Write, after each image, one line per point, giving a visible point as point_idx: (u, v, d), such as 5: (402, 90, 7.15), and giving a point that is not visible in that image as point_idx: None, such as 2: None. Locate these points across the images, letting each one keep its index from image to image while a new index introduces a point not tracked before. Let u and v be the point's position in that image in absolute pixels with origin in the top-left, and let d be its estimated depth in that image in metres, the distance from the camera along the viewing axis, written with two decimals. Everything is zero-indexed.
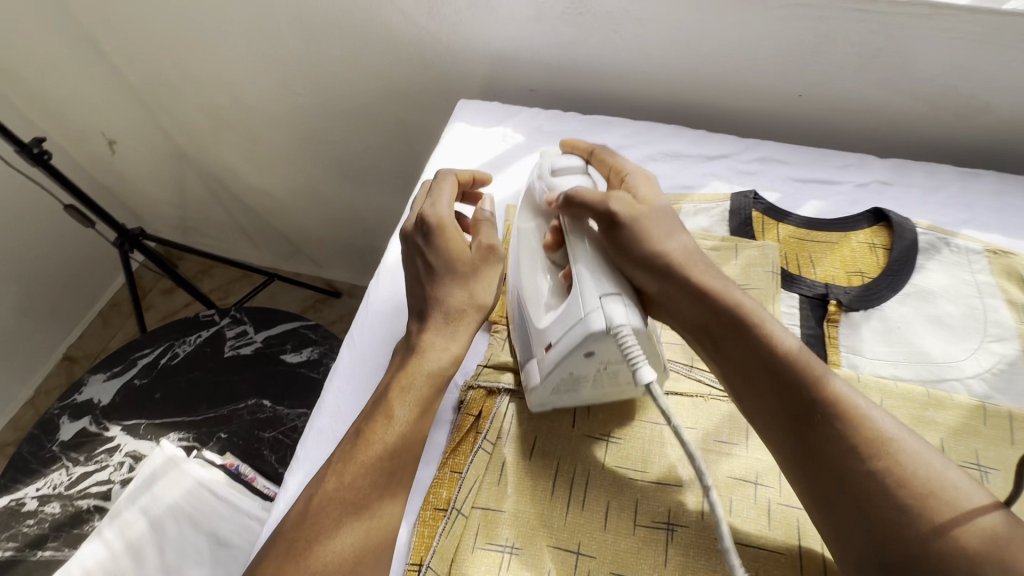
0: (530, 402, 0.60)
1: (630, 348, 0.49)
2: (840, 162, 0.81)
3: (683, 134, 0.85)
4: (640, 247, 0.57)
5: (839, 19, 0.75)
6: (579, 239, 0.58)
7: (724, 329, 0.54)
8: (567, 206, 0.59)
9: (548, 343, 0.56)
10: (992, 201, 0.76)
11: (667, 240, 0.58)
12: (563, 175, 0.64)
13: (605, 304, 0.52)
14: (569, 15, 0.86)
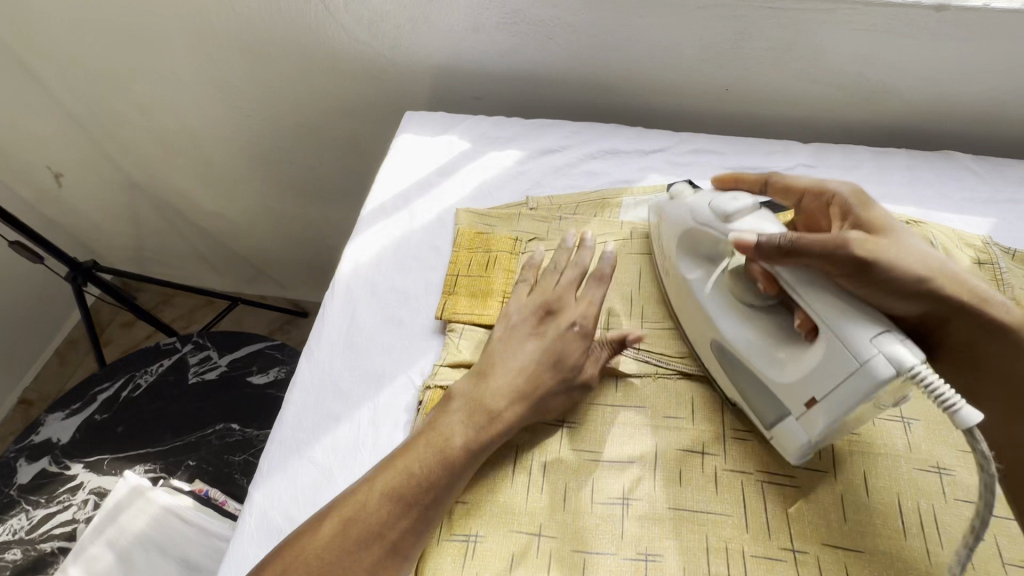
0: (791, 459, 0.56)
1: (941, 390, 0.45)
2: (766, 150, 0.86)
3: (620, 132, 0.89)
4: (906, 281, 0.53)
5: (752, 17, 0.81)
6: (815, 290, 0.52)
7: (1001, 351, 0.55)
8: (782, 255, 0.53)
9: (815, 397, 0.51)
10: (903, 177, 0.82)
11: (924, 263, 0.54)
12: (737, 220, 0.58)
13: (884, 342, 0.47)
14: (505, 25, 0.90)
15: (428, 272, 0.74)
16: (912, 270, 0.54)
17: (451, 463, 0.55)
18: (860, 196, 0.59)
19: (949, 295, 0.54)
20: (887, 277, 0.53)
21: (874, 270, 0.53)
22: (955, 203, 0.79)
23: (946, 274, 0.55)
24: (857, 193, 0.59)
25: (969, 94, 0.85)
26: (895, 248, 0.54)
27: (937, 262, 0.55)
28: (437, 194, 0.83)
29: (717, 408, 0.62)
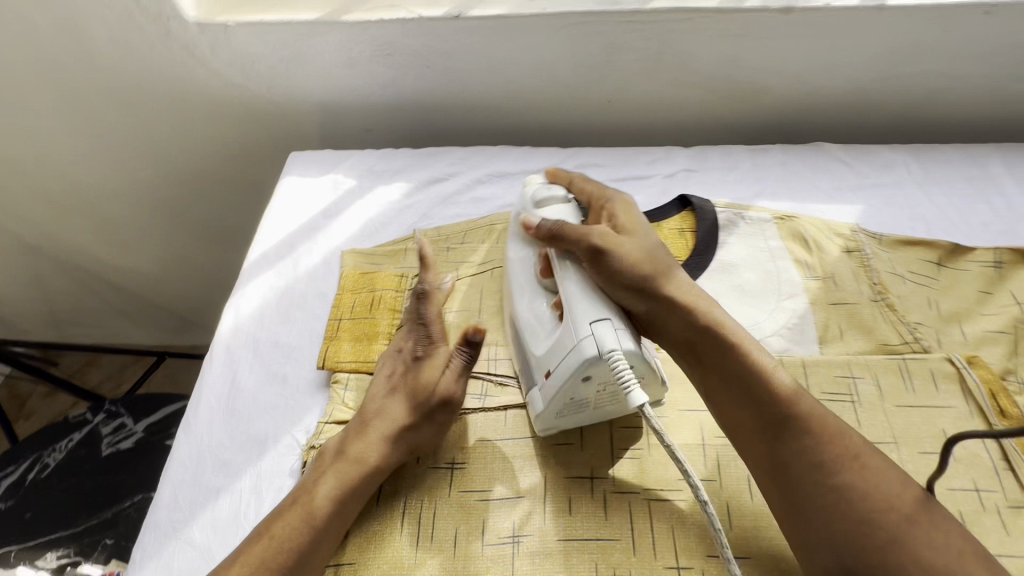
0: (538, 429, 0.60)
1: (622, 373, 0.50)
2: (649, 158, 0.88)
3: (507, 153, 0.89)
4: (623, 273, 0.57)
5: (616, 31, 0.82)
6: (564, 264, 0.58)
7: (712, 354, 0.56)
8: (550, 237, 0.60)
9: (547, 369, 0.56)
10: (777, 172, 0.85)
11: (644, 261, 0.59)
12: (545, 207, 0.64)
13: (596, 327, 0.52)
14: (379, 58, 0.89)
15: (314, 321, 0.72)
16: (634, 257, 0.59)
17: (314, 526, 0.53)
18: (626, 203, 0.65)
19: (664, 298, 0.58)
20: (614, 261, 0.57)
21: (603, 254, 0.57)
22: (826, 193, 0.82)
23: (666, 275, 0.59)
24: (626, 200, 0.65)
25: (831, 87, 0.88)
26: (626, 241, 0.60)
27: (660, 267, 0.60)
28: (321, 237, 0.81)
29: (605, 429, 0.62)
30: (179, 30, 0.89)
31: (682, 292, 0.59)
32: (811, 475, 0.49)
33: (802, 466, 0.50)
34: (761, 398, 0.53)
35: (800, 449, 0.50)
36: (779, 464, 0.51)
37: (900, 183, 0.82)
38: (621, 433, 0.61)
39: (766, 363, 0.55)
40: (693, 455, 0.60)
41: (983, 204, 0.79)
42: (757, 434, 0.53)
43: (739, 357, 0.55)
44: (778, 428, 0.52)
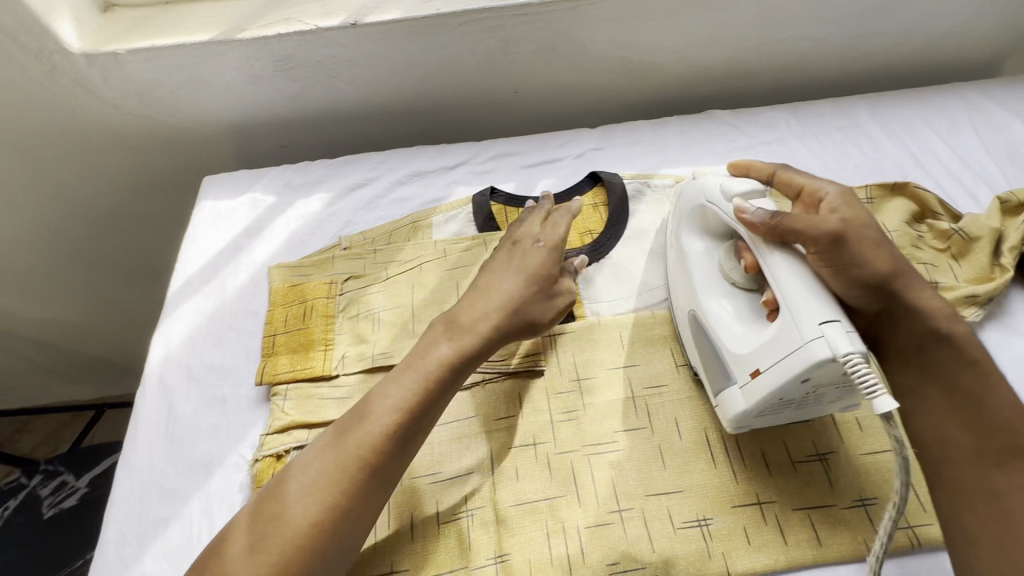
0: (724, 425, 0.60)
1: (862, 374, 0.47)
2: (559, 141, 0.92)
3: (423, 153, 0.92)
4: (859, 272, 0.53)
5: (510, 25, 0.86)
6: (781, 256, 0.54)
7: (940, 361, 0.54)
8: (772, 232, 0.55)
9: (758, 369, 0.55)
10: (676, 141, 0.92)
11: (890, 262, 0.55)
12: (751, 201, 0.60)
13: (825, 329, 0.49)
14: (281, 72, 0.89)
15: (247, 339, 0.72)
16: (867, 269, 0.54)
17: (382, 452, 0.53)
18: (848, 196, 0.58)
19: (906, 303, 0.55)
20: (851, 260, 0.53)
21: (846, 251, 0.53)
22: (721, 155, 0.89)
23: (906, 272, 0.55)
24: (852, 191, 0.59)
25: (714, 59, 0.96)
26: (871, 238, 0.55)
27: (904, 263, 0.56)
28: (246, 256, 0.81)
29: (543, 397, 0.65)
30: (64, 64, 0.85)
31: (918, 302, 0.55)
32: (1017, 512, 0.49)
33: (1019, 502, 0.49)
34: (982, 423, 0.52)
35: (1019, 483, 0.49)
36: (989, 494, 0.50)
37: (783, 138, 0.91)
38: (557, 398, 0.65)
39: (978, 389, 0.53)
40: (624, 408, 0.64)
41: (855, 149, 0.89)
42: (973, 461, 0.51)
43: (977, 381, 0.53)
44: (1005, 455, 0.51)
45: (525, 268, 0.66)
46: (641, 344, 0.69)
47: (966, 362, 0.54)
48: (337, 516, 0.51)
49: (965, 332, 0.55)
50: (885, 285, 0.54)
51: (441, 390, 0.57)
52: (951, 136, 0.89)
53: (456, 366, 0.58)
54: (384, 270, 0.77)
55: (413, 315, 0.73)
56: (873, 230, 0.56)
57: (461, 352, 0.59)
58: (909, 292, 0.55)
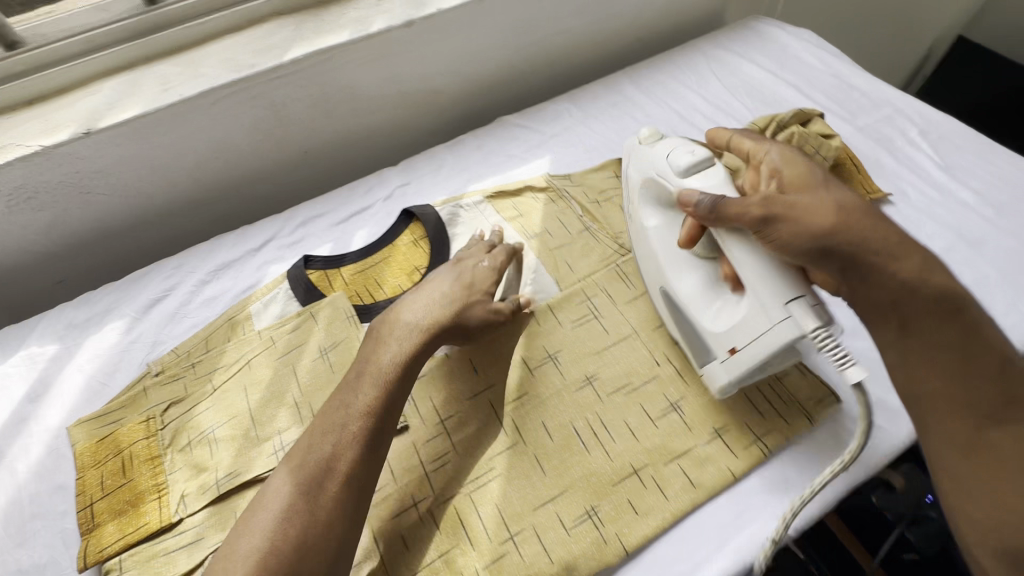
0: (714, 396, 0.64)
1: (831, 347, 0.51)
2: (363, 189, 0.90)
3: (223, 242, 0.85)
4: (796, 241, 0.52)
5: (269, 89, 0.82)
6: (735, 241, 0.57)
7: (918, 313, 0.49)
8: (712, 215, 0.57)
9: (735, 346, 0.59)
10: (476, 155, 0.94)
11: (835, 210, 0.52)
12: (692, 172, 0.63)
13: (792, 308, 0.53)
14: (18, 205, 0.77)
15: (61, 520, 0.61)
16: (811, 223, 0.52)
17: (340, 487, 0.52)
18: (789, 156, 0.59)
19: (862, 250, 0.50)
20: (788, 225, 0.52)
21: (778, 226, 0.53)
22: (520, 157, 0.93)
23: (851, 209, 0.53)
24: (788, 155, 0.59)
25: (488, 70, 1.00)
26: (812, 198, 0.53)
27: (853, 203, 0.53)
28: (35, 424, 0.68)
29: (410, 452, 0.62)
30: None
31: (872, 247, 0.51)
32: (982, 420, 0.46)
33: (990, 408, 0.46)
34: (966, 376, 0.47)
35: (1015, 437, 0.45)
36: (982, 445, 0.46)
37: (568, 126, 0.97)
38: (427, 448, 0.63)
39: (938, 323, 0.49)
40: (493, 431, 0.64)
41: (630, 118, 0.98)
42: (966, 415, 0.47)
43: (954, 337, 0.48)
44: (996, 412, 0.46)
45: (460, 284, 0.67)
46: (491, 361, 0.68)
47: (923, 307, 0.49)
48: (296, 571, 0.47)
49: (918, 267, 0.50)
50: (844, 241, 0.51)
51: (381, 404, 0.56)
52: (701, 86, 1.02)
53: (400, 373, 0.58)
54: (209, 382, 0.70)
55: (253, 419, 0.66)
56: (824, 184, 0.55)
57: (393, 367, 0.58)
58: (896, 252, 0.50)
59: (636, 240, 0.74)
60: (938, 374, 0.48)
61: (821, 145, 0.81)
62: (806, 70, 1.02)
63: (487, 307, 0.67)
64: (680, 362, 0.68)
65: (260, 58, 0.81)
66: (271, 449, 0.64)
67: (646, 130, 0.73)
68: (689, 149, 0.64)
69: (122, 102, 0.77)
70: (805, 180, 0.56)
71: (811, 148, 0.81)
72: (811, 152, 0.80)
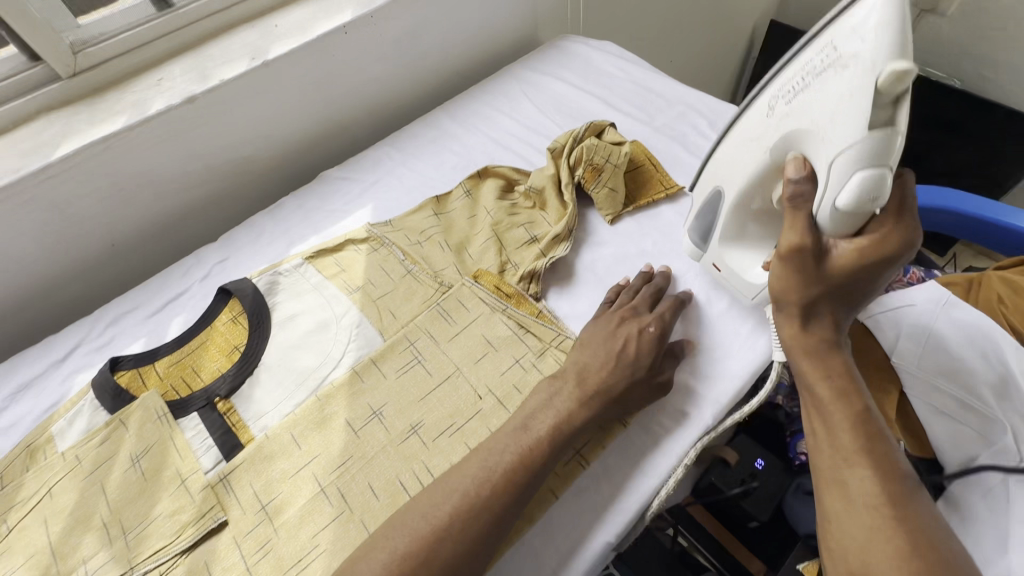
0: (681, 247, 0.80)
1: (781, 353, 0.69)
2: (179, 272, 0.87)
3: (21, 360, 0.79)
4: (792, 284, 0.53)
5: (45, 190, 0.77)
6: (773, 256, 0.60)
7: (823, 352, 0.53)
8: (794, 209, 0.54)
9: (718, 266, 0.74)
10: (297, 216, 0.93)
11: (828, 294, 0.53)
12: (845, 204, 0.51)
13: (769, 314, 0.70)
14: None
15: None
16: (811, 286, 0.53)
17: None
18: (890, 235, 0.52)
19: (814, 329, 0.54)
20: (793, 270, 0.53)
21: (791, 263, 0.53)
22: (341, 210, 0.92)
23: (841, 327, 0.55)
24: (884, 249, 0.51)
25: (300, 129, 0.99)
26: (832, 276, 0.53)
27: (838, 311, 0.54)
28: None
29: (231, 549, 0.60)
30: None
31: (822, 342, 0.54)
32: (837, 462, 0.49)
33: (836, 424, 0.50)
34: (844, 399, 0.51)
35: (881, 459, 0.48)
36: (846, 486, 0.48)
37: (389, 170, 0.98)
38: (249, 539, 0.60)
39: (821, 365, 0.53)
40: (318, 505, 0.62)
41: (449, 152, 1.00)
42: (841, 439, 0.50)
43: (847, 379, 0.52)
44: (878, 444, 0.49)
45: (625, 344, 0.66)
46: (315, 432, 0.67)
47: (856, 392, 0.52)
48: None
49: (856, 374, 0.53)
50: (798, 308, 0.54)
51: (513, 485, 0.56)
52: (514, 110, 1.06)
53: (549, 445, 0.59)
54: (3, 524, 0.63)
55: (54, 553, 0.61)
56: (842, 277, 0.52)
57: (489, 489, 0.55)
58: (809, 320, 0.54)
59: (739, 127, 0.66)
60: (826, 389, 0.52)
61: (610, 154, 0.86)
62: (607, 80, 1.09)
63: (641, 342, 0.66)
64: (501, 390, 0.69)
65: (27, 160, 0.76)
66: None
67: (895, 67, 0.45)
68: (876, 181, 0.50)
69: None
70: (852, 267, 0.52)
71: (602, 158, 0.85)
72: (603, 162, 0.85)
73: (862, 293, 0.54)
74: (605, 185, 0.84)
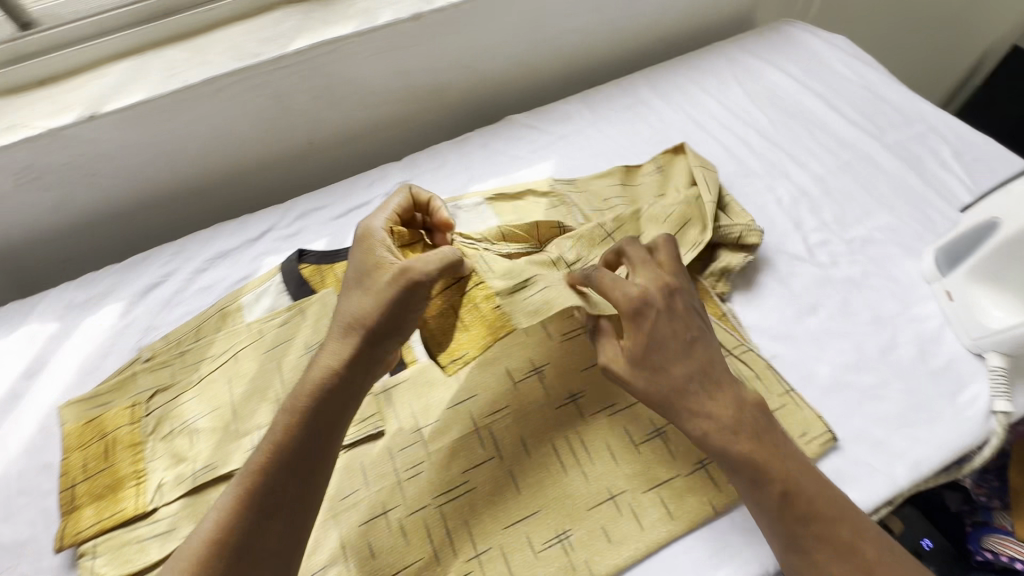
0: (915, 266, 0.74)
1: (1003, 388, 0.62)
2: (366, 182, 0.90)
3: (223, 230, 0.86)
4: (659, 381, 0.55)
5: (274, 80, 0.82)
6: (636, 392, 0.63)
7: (717, 412, 0.54)
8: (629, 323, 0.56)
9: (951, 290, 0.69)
10: (480, 154, 0.92)
11: (685, 369, 0.55)
12: None
13: (987, 353, 0.64)
14: (26, 185, 0.79)
15: (44, 499, 0.63)
16: (671, 373, 0.55)
17: (299, 428, 0.54)
18: (662, 283, 0.58)
19: (705, 407, 0.54)
20: (658, 368, 0.55)
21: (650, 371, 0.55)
22: (525, 158, 0.91)
23: (726, 394, 0.55)
24: (633, 307, 0.55)
25: (499, 67, 0.97)
26: (672, 350, 0.55)
27: (710, 377, 0.56)
28: (30, 401, 0.71)
29: (386, 459, 0.62)
30: None
31: (710, 416, 0.54)
32: (806, 528, 0.51)
33: (803, 520, 0.52)
34: (761, 459, 0.53)
35: (829, 514, 0.52)
36: (838, 552, 0.50)
37: (579, 128, 0.94)
38: (402, 455, 0.62)
39: (729, 425, 0.54)
40: (470, 443, 0.62)
41: (643, 123, 0.94)
42: (784, 500, 0.52)
43: (749, 427, 0.55)
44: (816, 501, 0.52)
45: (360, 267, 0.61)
46: (474, 372, 0.67)
47: (765, 441, 0.54)
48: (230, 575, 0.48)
49: (750, 418, 0.55)
50: (678, 394, 0.55)
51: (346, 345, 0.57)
52: (721, 91, 0.98)
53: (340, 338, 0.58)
54: (195, 371, 0.70)
55: (234, 412, 0.67)
56: (677, 344, 0.56)
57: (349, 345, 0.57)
58: (709, 414, 0.54)
59: None
60: (745, 445, 0.54)
61: (458, 292, 0.63)
62: (833, 80, 0.97)
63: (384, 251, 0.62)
64: None
65: (266, 47, 0.81)
66: (247, 445, 0.64)
67: None
68: None
69: (128, 86, 0.78)
70: (640, 343, 0.55)
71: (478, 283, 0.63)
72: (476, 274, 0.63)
73: (703, 352, 0.57)
74: (541, 285, 0.63)
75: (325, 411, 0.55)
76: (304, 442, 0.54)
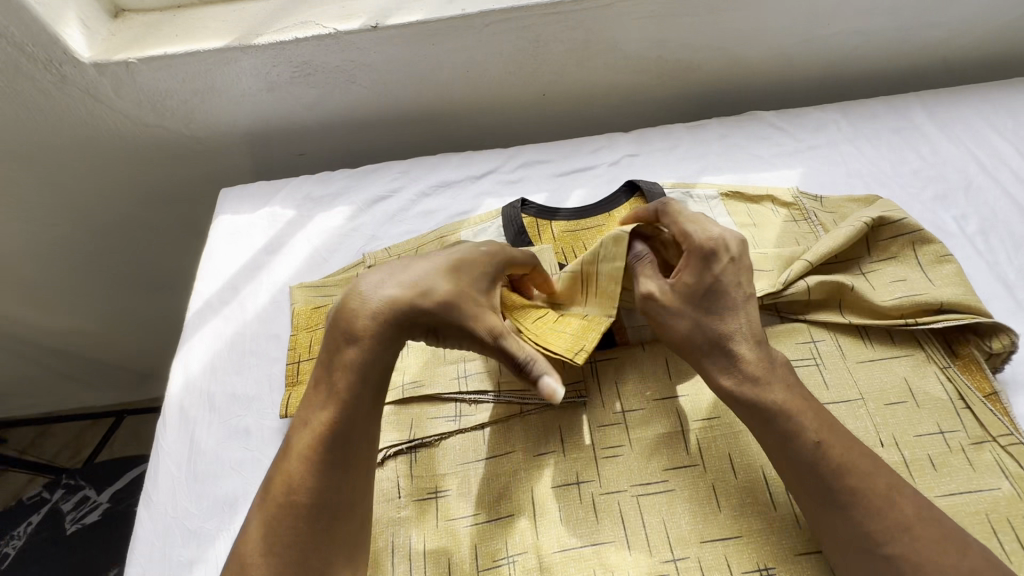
0: None
1: None
2: (592, 147, 0.88)
3: (448, 161, 0.88)
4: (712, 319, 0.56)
5: (540, 26, 0.81)
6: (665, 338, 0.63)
7: (748, 365, 0.54)
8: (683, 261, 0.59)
9: None
10: (717, 146, 0.86)
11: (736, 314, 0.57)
12: None
13: None
14: (299, 79, 0.85)
15: (271, 365, 0.69)
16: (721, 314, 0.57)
17: (343, 399, 0.50)
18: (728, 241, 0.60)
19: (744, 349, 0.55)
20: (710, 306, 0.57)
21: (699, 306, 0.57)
22: (767, 161, 0.83)
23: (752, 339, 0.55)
24: (700, 249, 0.58)
25: (758, 57, 0.89)
26: (725, 297, 0.57)
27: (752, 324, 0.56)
28: (266, 275, 0.78)
29: (584, 431, 0.60)
30: (73, 74, 0.83)
31: (743, 362, 0.54)
32: (848, 486, 0.48)
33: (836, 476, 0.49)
34: (786, 413, 0.51)
35: (862, 469, 0.49)
36: (882, 515, 0.47)
37: (834, 142, 0.85)
38: (601, 432, 0.60)
39: (774, 378, 0.53)
40: (674, 443, 0.59)
41: (913, 152, 0.83)
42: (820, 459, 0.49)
43: (764, 376, 0.53)
44: (842, 449, 0.50)
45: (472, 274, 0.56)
46: (689, 372, 0.62)
47: (785, 392, 0.53)
48: (321, 529, 0.48)
49: (773, 360, 0.55)
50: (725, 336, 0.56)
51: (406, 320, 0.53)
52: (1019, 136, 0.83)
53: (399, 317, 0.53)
54: None
55: None
56: (728, 292, 0.57)
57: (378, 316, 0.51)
58: (747, 359, 0.54)
59: None
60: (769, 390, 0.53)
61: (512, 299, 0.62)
62: None
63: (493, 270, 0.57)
64: (910, 451, 0.58)
65: None
66: (453, 373, 0.65)
67: None
68: None
69: (408, 5, 0.80)
70: (698, 284, 0.58)
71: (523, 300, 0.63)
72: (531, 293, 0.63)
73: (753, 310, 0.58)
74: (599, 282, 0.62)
75: (355, 362, 0.51)
76: (336, 390, 0.51)
